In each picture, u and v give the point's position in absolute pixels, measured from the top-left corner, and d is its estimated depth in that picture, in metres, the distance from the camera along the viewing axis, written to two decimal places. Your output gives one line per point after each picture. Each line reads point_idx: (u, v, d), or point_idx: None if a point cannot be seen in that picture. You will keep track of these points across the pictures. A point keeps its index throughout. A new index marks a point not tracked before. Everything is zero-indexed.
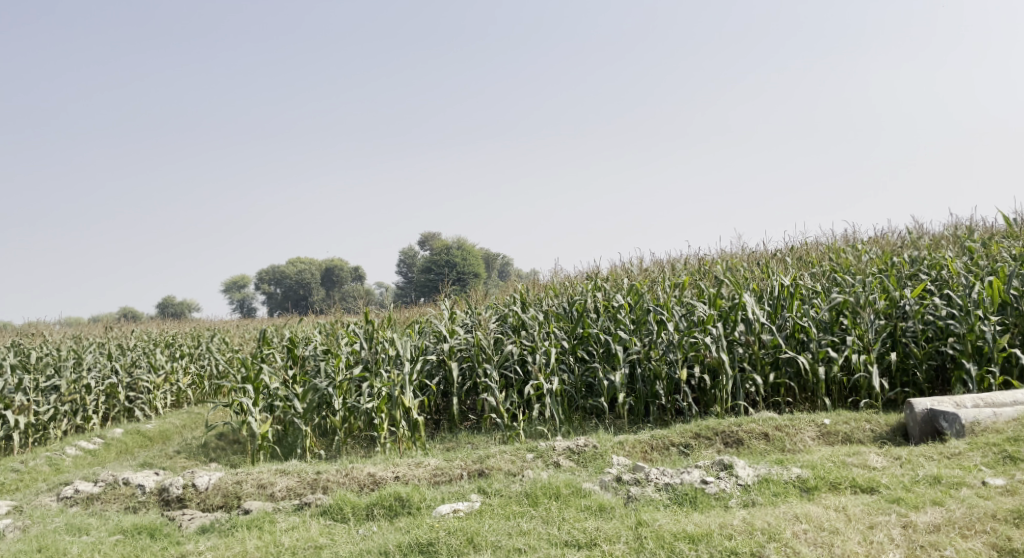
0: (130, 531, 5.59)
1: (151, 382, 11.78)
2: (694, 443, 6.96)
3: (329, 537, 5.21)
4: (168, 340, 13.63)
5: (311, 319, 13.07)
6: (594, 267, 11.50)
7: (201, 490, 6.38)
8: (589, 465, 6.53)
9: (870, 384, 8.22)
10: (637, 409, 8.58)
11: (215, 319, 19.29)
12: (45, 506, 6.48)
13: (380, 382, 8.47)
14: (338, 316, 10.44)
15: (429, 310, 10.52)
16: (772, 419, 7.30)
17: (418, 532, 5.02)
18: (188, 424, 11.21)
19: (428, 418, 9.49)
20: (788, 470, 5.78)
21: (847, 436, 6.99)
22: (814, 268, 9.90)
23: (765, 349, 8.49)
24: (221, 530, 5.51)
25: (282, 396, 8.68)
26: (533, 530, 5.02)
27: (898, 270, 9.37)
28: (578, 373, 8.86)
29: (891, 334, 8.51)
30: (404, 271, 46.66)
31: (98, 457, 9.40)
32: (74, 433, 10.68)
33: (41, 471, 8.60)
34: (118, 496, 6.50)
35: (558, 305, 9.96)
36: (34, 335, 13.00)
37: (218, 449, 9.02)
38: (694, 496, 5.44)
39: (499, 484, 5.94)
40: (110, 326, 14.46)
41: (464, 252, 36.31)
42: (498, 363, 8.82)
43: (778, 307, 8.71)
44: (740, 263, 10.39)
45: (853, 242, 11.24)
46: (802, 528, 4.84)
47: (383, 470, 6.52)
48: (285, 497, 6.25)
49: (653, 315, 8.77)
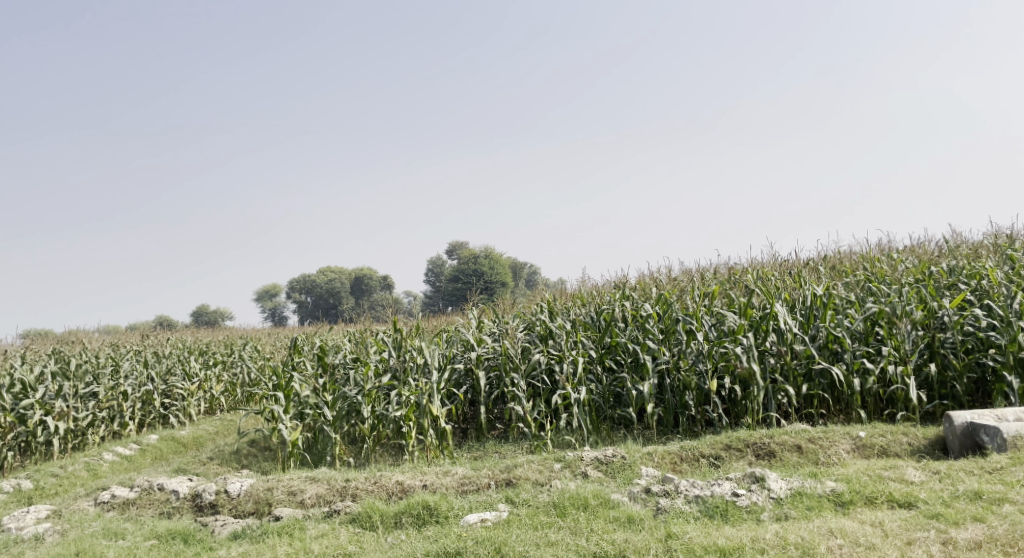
0: (165, 536, 5.66)
1: (185, 390, 11.97)
2: (725, 455, 6.87)
3: (358, 545, 5.23)
4: (202, 348, 13.84)
5: (341, 328, 13.18)
6: (622, 276, 11.44)
7: (232, 497, 6.45)
8: (617, 476, 6.48)
9: (907, 396, 8.06)
10: (667, 420, 8.50)
11: (247, 328, 19.55)
12: (83, 510, 6.59)
13: (408, 390, 8.51)
14: (366, 325, 10.52)
15: (457, 319, 10.56)
16: (806, 431, 7.18)
17: (446, 541, 5.02)
18: (221, 431, 11.35)
19: (456, 427, 9.51)
20: (822, 483, 5.68)
21: (884, 449, 6.85)
22: (848, 277, 9.74)
23: (797, 360, 8.38)
24: (252, 537, 5.56)
25: (312, 404, 8.75)
26: (561, 541, 4.98)
27: (936, 280, 9.18)
28: (606, 383, 8.80)
29: (928, 345, 8.34)
30: (433, 280, 46.85)
31: (134, 463, 9.56)
32: (111, 439, 10.87)
33: (79, 476, 8.77)
34: (153, 502, 6.59)
35: (586, 314, 9.92)
36: (73, 343, 13.28)
37: (249, 456, 9.12)
38: (725, 508, 5.37)
39: (527, 494, 5.92)
40: (146, 334, 14.72)
41: (492, 262, 36.38)
42: (525, 373, 8.81)
43: (810, 317, 8.58)
44: (771, 272, 10.26)
45: (889, 251, 11.04)
46: (837, 543, 4.75)
47: (411, 478, 6.53)
48: (315, 504, 6.29)
49: (681, 324, 8.69)
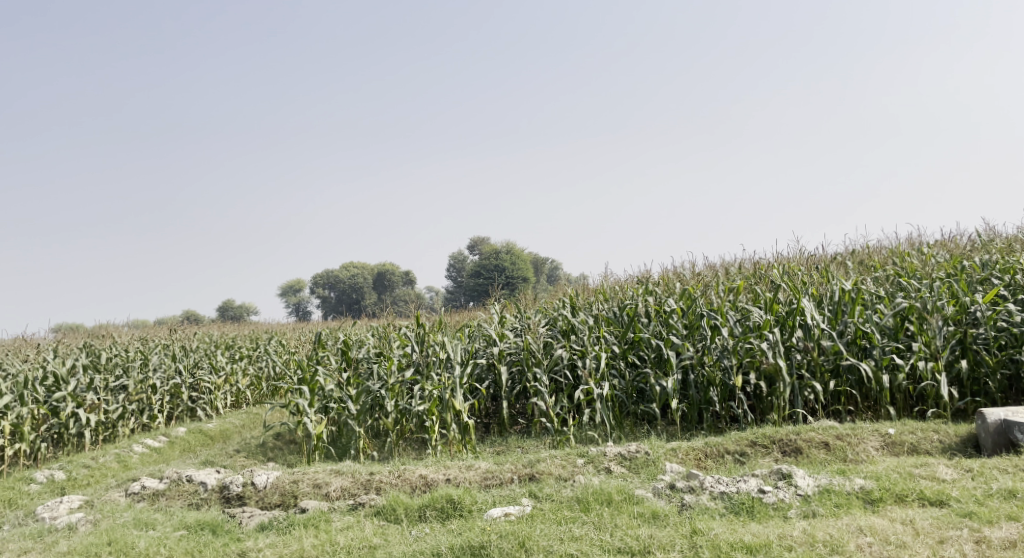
0: (194, 527, 5.74)
1: (212, 383, 12.12)
2: (750, 452, 6.82)
3: (383, 538, 5.27)
4: (228, 342, 14.00)
5: (364, 323, 13.26)
6: (645, 271, 11.38)
7: (259, 489, 6.52)
8: (641, 471, 6.46)
9: (937, 393, 7.94)
10: (691, 416, 8.45)
11: (272, 323, 19.75)
12: (114, 500, 6.71)
13: (431, 384, 8.54)
14: (389, 319, 10.57)
15: (479, 314, 10.57)
16: (833, 428, 7.10)
17: (470, 535, 5.03)
18: (247, 424, 11.48)
19: (478, 421, 9.54)
20: (850, 480, 5.62)
21: (913, 446, 6.76)
22: (876, 272, 9.60)
23: (825, 356, 8.29)
24: (279, 528, 5.62)
25: (337, 398, 8.81)
26: (585, 535, 4.98)
27: (967, 274, 9.03)
28: (629, 378, 8.76)
29: (960, 341, 8.21)
30: (455, 275, 46.97)
31: (163, 455, 9.70)
32: (140, 432, 11.04)
33: (110, 468, 8.91)
34: (182, 493, 6.69)
35: (609, 309, 9.88)
36: (103, 337, 13.49)
37: (275, 449, 9.22)
38: (751, 505, 5.33)
39: (550, 488, 5.91)
40: (174, 328, 14.92)
41: (514, 257, 36.37)
42: (548, 368, 8.79)
43: (838, 313, 8.48)
44: (797, 267, 10.13)
45: (918, 246, 10.87)
46: (867, 541, 4.70)
47: (434, 472, 6.56)
48: (340, 497, 6.34)
49: (706, 320, 8.62)
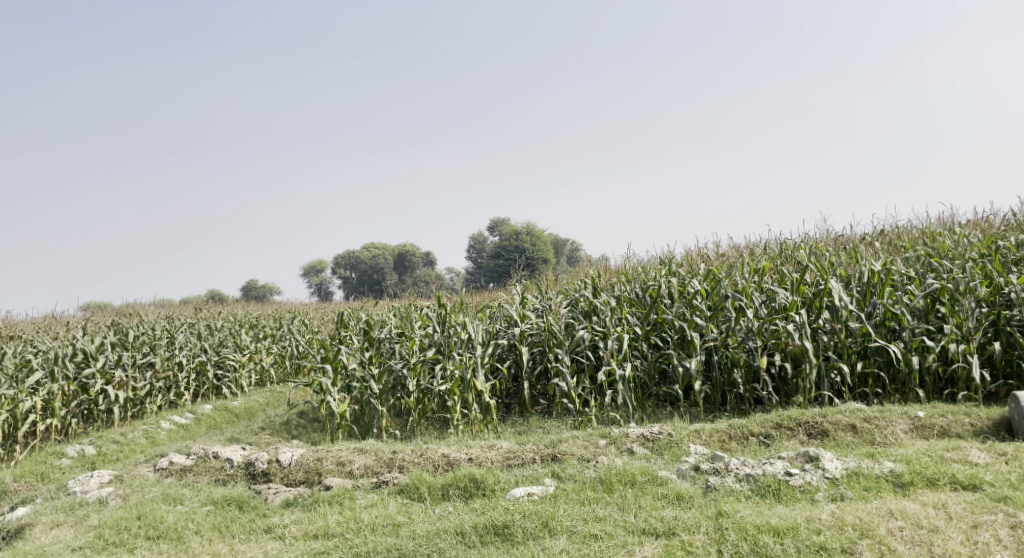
0: (221, 502, 5.81)
1: (236, 361, 12.26)
2: (775, 434, 6.76)
3: (406, 516, 5.29)
4: (252, 321, 14.13)
5: (386, 303, 13.30)
6: (669, 252, 11.27)
7: (284, 466, 6.58)
8: (664, 453, 6.43)
9: (968, 375, 7.81)
10: (714, 397, 8.39)
11: (295, 302, 19.88)
12: (142, 476, 6.80)
13: (452, 364, 8.55)
14: (411, 300, 10.58)
15: (501, 295, 10.55)
16: (861, 410, 7.01)
17: (494, 514, 5.03)
18: (271, 402, 11.60)
19: (500, 402, 9.55)
20: (880, 464, 5.55)
21: (943, 430, 6.66)
22: (906, 252, 9.43)
23: (852, 337, 8.19)
24: (305, 505, 5.68)
25: (359, 377, 8.85)
26: (609, 516, 4.97)
27: (1001, 255, 8.85)
28: (652, 359, 8.71)
29: (993, 323, 8.07)
30: (475, 256, 46.97)
31: (190, 432, 9.84)
32: (168, 409, 11.21)
33: (139, 444, 9.06)
34: (208, 469, 6.77)
35: (631, 291, 9.82)
36: (131, 315, 13.67)
37: (299, 427, 9.30)
38: (778, 488, 5.29)
39: (573, 469, 5.90)
40: (199, 307, 15.08)
41: (535, 239, 36.29)
42: (570, 349, 8.77)
43: (866, 294, 8.35)
44: (824, 248, 9.98)
45: (950, 226, 10.65)
46: (898, 525, 4.64)
47: (457, 451, 6.58)
48: (363, 474, 6.39)
49: (730, 301, 8.52)
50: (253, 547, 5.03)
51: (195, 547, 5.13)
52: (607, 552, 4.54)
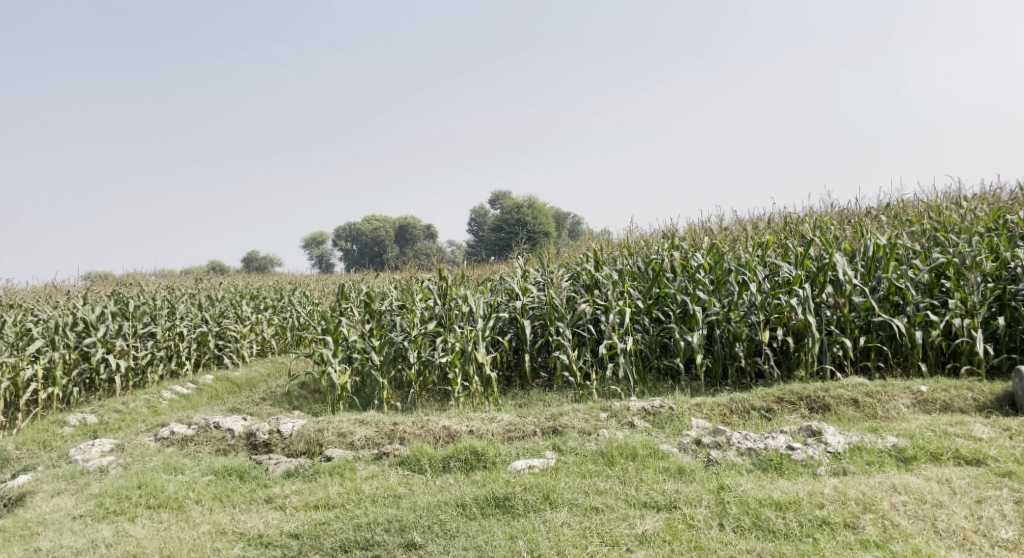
0: (221, 473, 5.81)
1: (238, 332, 12.26)
2: (777, 408, 6.75)
3: (407, 487, 5.29)
4: (253, 292, 14.09)
5: (387, 276, 13.24)
6: (671, 225, 11.18)
7: (285, 436, 6.58)
8: (665, 426, 6.42)
9: (972, 350, 7.79)
10: (715, 371, 8.38)
11: (295, 274, 19.81)
12: (144, 445, 6.81)
13: (454, 337, 8.52)
14: (412, 272, 10.52)
15: (503, 267, 10.47)
16: (863, 384, 6.99)
17: (495, 486, 5.03)
18: (273, 373, 11.63)
19: (501, 374, 9.54)
20: (882, 438, 5.53)
21: (946, 404, 6.65)
22: (912, 226, 9.35)
23: (855, 312, 8.16)
24: (305, 475, 5.67)
25: (360, 348, 8.83)
26: (610, 489, 4.96)
27: (1008, 229, 8.77)
28: (653, 333, 8.68)
29: (998, 297, 8.04)
30: (476, 229, 46.87)
31: (192, 402, 9.85)
32: (169, 378, 11.22)
33: (141, 413, 9.07)
34: (209, 439, 6.77)
35: (633, 264, 9.75)
36: (131, 285, 13.62)
37: (300, 398, 9.31)
38: (780, 462, 5.28)
39: (574, 441, 5.89)
40: (199, 278, 15.03)
41: (536, 212, 36.15)
42: (571, 322, 8.73)
43: (871, 268, 8.29)
44: (829, 222, 9.90)
45: (956, 200, 10.55)
46: (901, 500, 4.63)
47: (458, 423, 6.57)
48: (364, 446, 6.39)
49: (733, 275, 8.46)
50: (254, 517, 5.03)
51: (196, 517, 5.13)
52: (609, 525, 4.54)
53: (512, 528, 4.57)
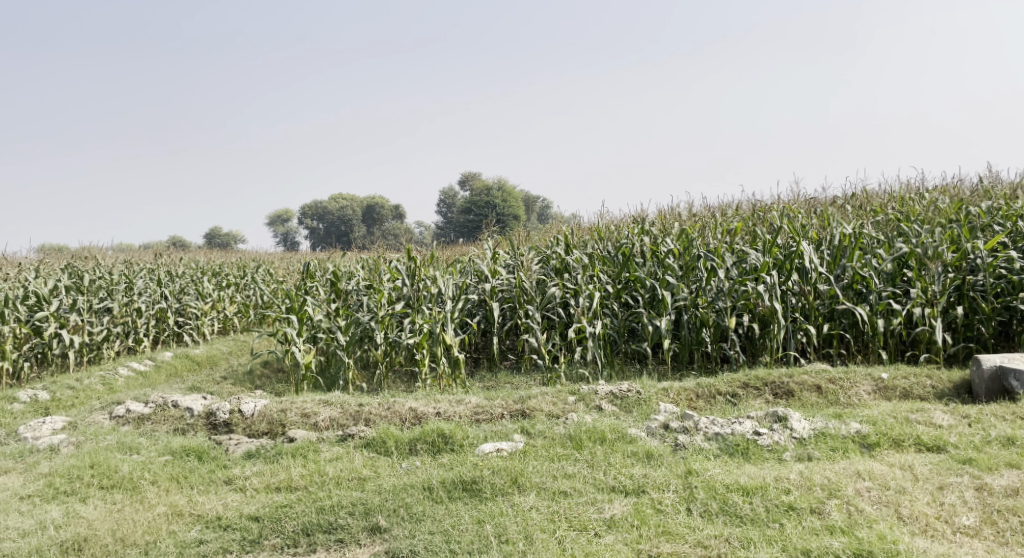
0: (179, 453, 5.64)
1: (199, 309, 12.00)
2: (742, 393, 6.78)
3: (372, 470, 5.18)
4: (215, 269, 13.77)
5: (354, 255, 13.05)
6: (641, 211, 11.15)
7: (246, 416, 6.43)
8: (633, 411, 6.40)
9: (931, 338, 7.92)
10: (682, 356, 8.39)
11: (259, 251, 19.47)
12: (98, 423, 6.60)
13: (422, 318, 8.39)
14: (380, 252, 10.35)
15: (472, 249, 10.36)
16: (827, 371, 7.06)
17: (462, 470, 4.95)
18: (235, 351, 11.40)
19: (468, 356, 9.47)
20: (846, 424, 5.57)
21: (906, 392, 6.74)
22: (877, 216, 9.44)
23: (820, 300, 8.25)
24: (267, 457, 5.54)
25: (325, 328, 8.66)
26: (578, 473, 4.92)
27: (969, 221, 8.90)
28: (622, 317, 8.65)
29: (957, 288, 8.16)
30: (444, 211, 46.59)
31: (150, 380, 9.60)
32: (126, 355, 10.93)
33: (95, 390, 8.82)
34: (167, 418, 6.58)
35: (603, 249, 9.70)
36: (87, 258, 13.20)
37: (262, 377, 9.13)
38: (746, 447, 5.29)
39: (542, 425, 5.83)
40: (159, 252, 14.64)
41: (505, 195, 36.06)
42: (541, 305, 8.67)
43: (837, 256, 8.37)
44: (796, 210, 9.95)
45: (919, 191, 10.69)
46: (865, 486, 4.66)
47: (424, 405, 6.48)
48: (328, 427, 6.27)
49: (701, 261, 8.48)
50: (213, 499, 4.89)
51: (151, 498, 4.96)
52: (577, 509, 4.49)
53: (478, 512, 4.50)
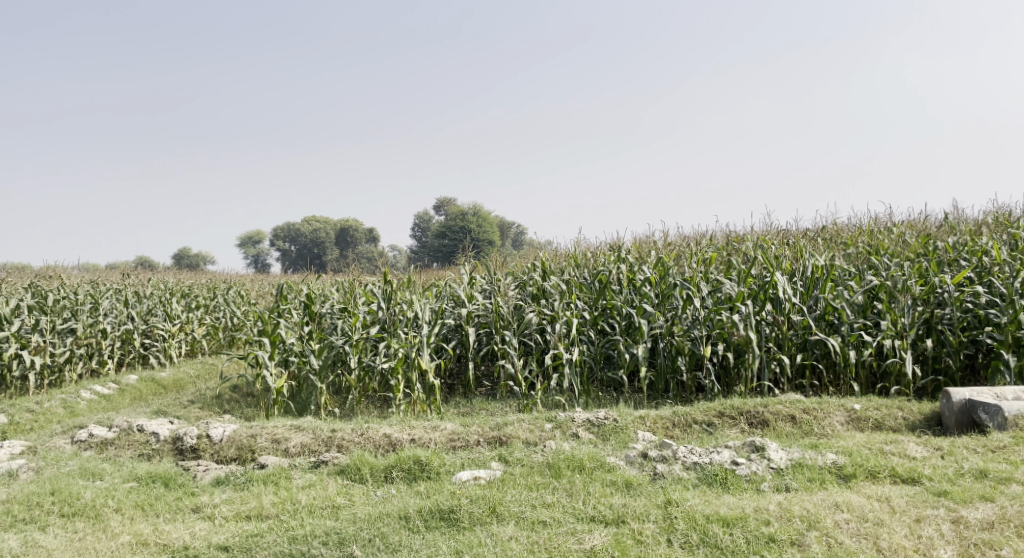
0: (145, 479, 5.45)
1: (166, 331, 11.75)
2: (718, 422, 6.77)
3: (346, 498, 5.05)
4: (184, 290, 13.52)
5: (328, 278, 12.93)
6: (617, 238, 11.21)
7: (215, 442, 6.26)
8: (610, 438, 6.35)
9: (901, 370, 8.00)
10: (658, 384, 8.37)
11: (229, 272, 19.19)
12: (59, 448, 6.37)
13: (397, 342, 8.28)
14: (355, 275, 10.25)
15: (448, 273, 10.31)
16: (801, 401, 7.08)
17: (439, 498, 4.84)
18: (202, 374, 11.14)
19: (443, 382, 9.37)
20: (823, 455, 5.58)
21: (878, 423, 6.78)
22: (848, 248, 9.58)
23: (793, 330, 8.31)
24: (236, 484, 5.38)
25: (298, 352, 8.51)
26: (557, 503, 4.84)
27: (937, 255, 9.06)
28: (599, 345, 8.62)
29: (926, 320, 8.27)
30: (418, 235, 46.49)
31: (113, 403, 9.33)
32: (88, 378, 10.64)
33: (56, 413, 8.54)
34: (132, 443, 6.38)
35: (580, 276, 9.71)
36: (51, 277, 12.90)
37: (231, 402, 8.93)
38: (724, 477, 5.26)
39: (520, 453, 5.75)
40: (127, 272, 14.34)
41: (480, 220, 36.14)
42: (517, 331, 8.61)
43: (810, 287, 8.47)
44: (770, 241, 10.07)
45: (888, 225, 10.89)
46: (844, 518, 4.65)
47: (399, 431, 6.36)
48: (300, 453, 6.12)
49: (678, 289, 8.51)
50: (180, 527, 4.71)
51: (115, 526, 4.77)
52: (556, 540, 4.41)
53: (456, 542, 4.39)
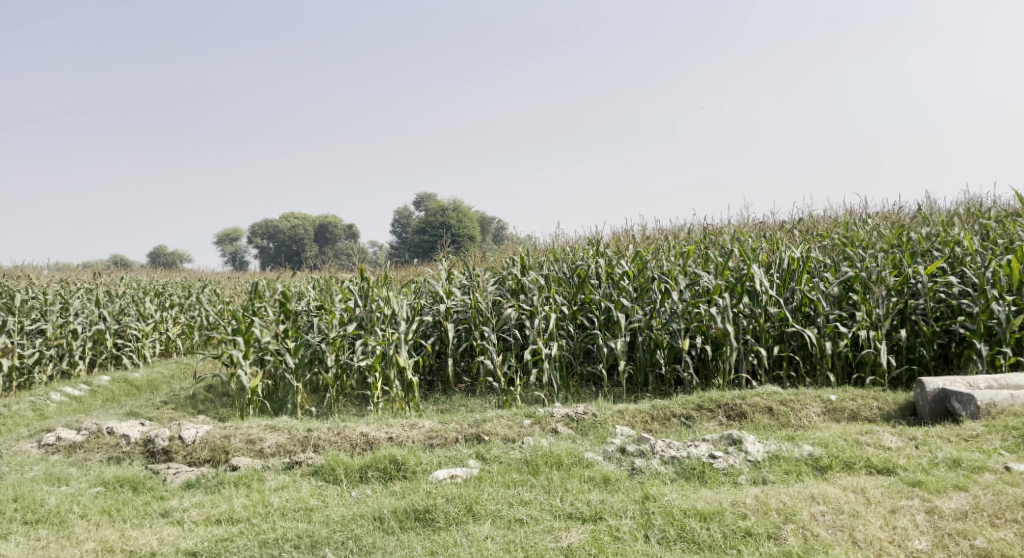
0: (112, 484, 5.34)
1: (139, 331, 11.56)
2: (696, 415, 6.76)
3: (320, 499, 4.98)
4: (158, 288, 13.30)
5: (304, 274, 12.78)
6: (595, 233, 11.18)
7: (187, 443, 6.15)
8: (589, 433, 6.32)
9: (877, 360, 8.05)
10: (637, 378, 8.35)
11: (206, 270, 18.99)
12: (25, 453, 6.24)
13: (374, 340, 8.17)
14: (332, 272, 10.14)
15: (425, 269, 10.22)
16: (778, 393, 7.09)
17: (415, 498, 4.79)
18: (177, 374, 10.98)
19: (423, 379, 9.31)
20: (799, 447, 5.59)
21: (854, 414, 6.81)
22: (824, 239, 9.62)
23: (770, 322, 8.33)
24: (207, 487, 5.28)
25: (273, 350, 8.38)
26: (534, 500, 4.80)
27: (910, 246, 9.11)
28: (577, 339, 8.59)
29: (900, 311, 8.32)
30: (398, 231, 46.25)
31: (84, 405, 9.16)
32: (59, 380, 10.44)
33: (24, 417, 8.37)
34: (101, 446, 6.26)
35: (559, 271, 9.67)
36: (20, 276, 12.65)
37: (206, 402, 8.80)
38: (702, 471, 5.25)
39: (498, 449, 5.70)
40: (99, 271, 14.12)
41: (460, 216, 36.00)
42: (496, 327, 8.55)
43: (786, 279, 8.49)
44: (747, 233, 10.10)
45: (863, 217, 10.95)
46: (820, 510, 4.65)
47: (376, 430, 6.29)
48: (275, 454, 6.04)
49: (656, 283, 8.51)
50: (147, 533, 4.61)
51: (80, 533, 4.66)
52: (533, 538, 4.37)
53: (431, 543, 4.33)
